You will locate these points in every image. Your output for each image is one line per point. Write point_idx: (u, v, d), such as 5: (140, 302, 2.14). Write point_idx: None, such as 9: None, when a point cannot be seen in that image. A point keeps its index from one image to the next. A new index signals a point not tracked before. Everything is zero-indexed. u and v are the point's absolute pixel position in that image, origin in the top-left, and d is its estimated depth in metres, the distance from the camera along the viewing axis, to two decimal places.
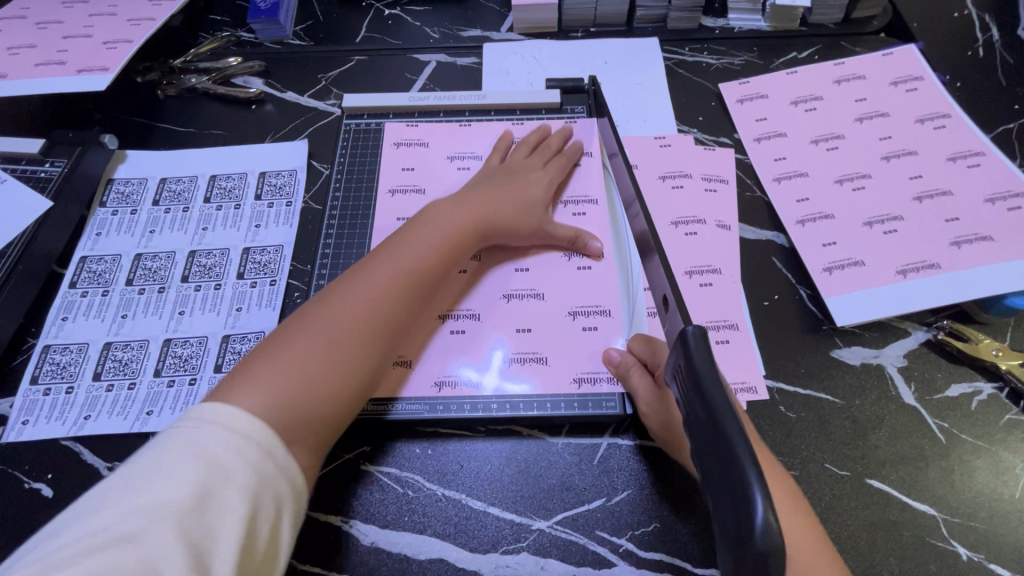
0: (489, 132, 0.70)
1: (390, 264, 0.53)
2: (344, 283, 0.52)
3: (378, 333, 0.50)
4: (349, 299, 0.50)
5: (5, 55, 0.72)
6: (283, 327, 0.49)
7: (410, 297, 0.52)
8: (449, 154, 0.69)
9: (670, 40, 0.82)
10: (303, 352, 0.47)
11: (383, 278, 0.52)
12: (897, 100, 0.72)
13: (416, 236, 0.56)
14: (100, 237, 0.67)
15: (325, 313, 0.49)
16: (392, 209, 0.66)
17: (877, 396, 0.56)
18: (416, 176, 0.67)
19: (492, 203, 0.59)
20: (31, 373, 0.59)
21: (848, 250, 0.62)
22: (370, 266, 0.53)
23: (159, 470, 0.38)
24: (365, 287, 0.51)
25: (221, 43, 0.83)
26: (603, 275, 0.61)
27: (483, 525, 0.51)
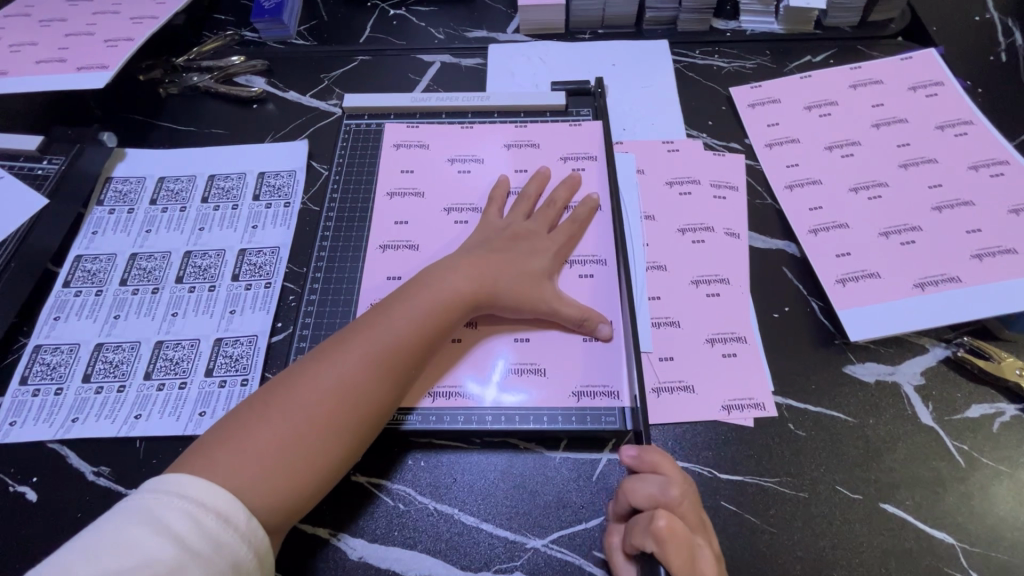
0: (492, 134, 0.69)
1: (364, 341, 0.49)
2: (325, 355, 0.49)
3: (353, 418, 0.47)
4: (326, 377, 0.47)
5: (7, 52, 0.72)
6: (252, 404, 0.47)
7: (387, 377, 0.49)
8: (450, 157, 0.67)
9: (680, 43, 0.80)
10: (271, 437, 0.45)
11: (357, 356, 0.49)
12: (917, 106, 0.69)
13: (393, 306, 0.52)
14: (96, 236, 0.67)
15: (294, 394, 0.47)
16: (391, 212, 0.64)
17: (891, 416, 0.53)
18: (416, 179, 0.66)
19: (495, 271, 0.55)
20: (21, 373, 0.58)
21: (863, 261, 0.59)
22: (343, 342, 0.50)
23: (114, 541, 0.38)
24: (342, 366, 0.48)
25: (225, 42, 0.82)
26: (604, 284, 0.59)
27: (475, 542, 0.49)
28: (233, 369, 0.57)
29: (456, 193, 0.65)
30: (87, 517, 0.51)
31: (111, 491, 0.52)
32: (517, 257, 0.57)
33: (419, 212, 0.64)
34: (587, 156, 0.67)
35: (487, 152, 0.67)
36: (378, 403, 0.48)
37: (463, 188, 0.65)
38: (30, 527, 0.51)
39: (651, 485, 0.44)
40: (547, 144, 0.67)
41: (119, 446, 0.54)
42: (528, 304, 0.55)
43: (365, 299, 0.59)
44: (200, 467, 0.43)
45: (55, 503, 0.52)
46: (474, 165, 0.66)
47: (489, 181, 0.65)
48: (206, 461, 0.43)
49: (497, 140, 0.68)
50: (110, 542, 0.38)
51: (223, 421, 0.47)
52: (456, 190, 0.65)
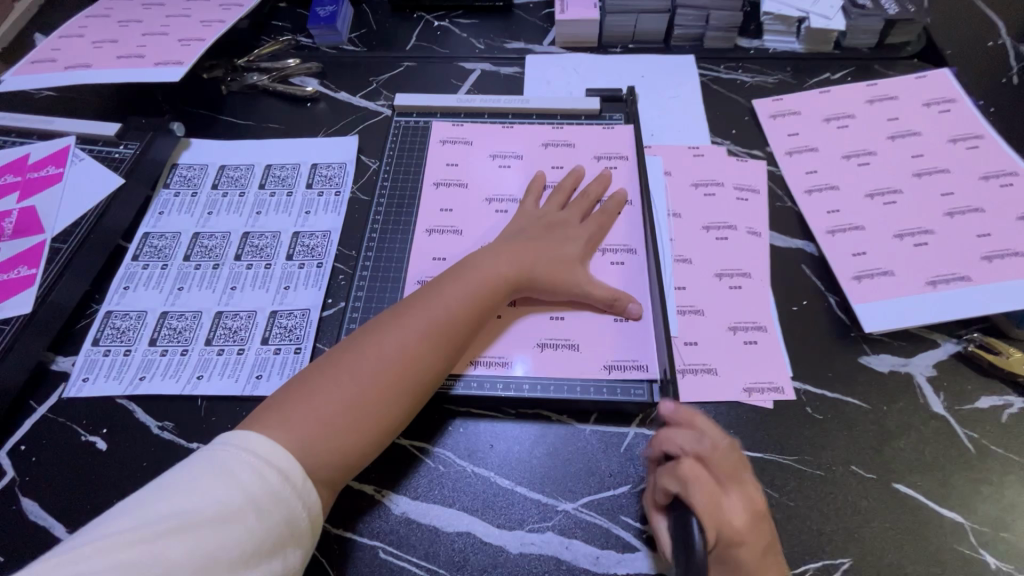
0: (530, 133, 0.74)
1: (419, 316, 0.54)
2: (382, 327, 0.53)
3: (412, 386, 0.51)
4: (383, 346, 0.52)
5: (91, 48, 0.79)
6: (317, 368, 0.51)
7: (442, 350, 0.54)
8: (491, 153, 0.72)
9: (705, 58, 0.86)
10: (339, 399, 0.49)
11: (415, 329, 0.53)
12: (931, 121, 0.74)
13: (445, 286, 0.56)
14: (162, 216, 0.72)
15: (358, 361, 0.51)
16: (436, 200, 0.69)
17: (904, 403, 0.56)
18: (459, 171, 0.71)
19: (533, 256, 0.59)
20: (93, 335, 0.63)
21: (878, 260, 0.63)
22: (398, 316, 0.54)
23: (185, 485, 0.41)
24: (398, 338, 0.52)
25: (282, 47, 0.89)
26: (635, 271, 0.63)
27: (510, 504, 0.52)
28: (287, 338, 0.62)
29: (496, 186, 0.70)
30: (153, 467, 0.56)
31: (174, 444, 0.57)
32: (552, 245, 0.61)
33: (462, 201, 0.69)
34: (618, 155, 0.71)
35: (526, 149, 0.72)
36: (433, 373, 0.53)
37: (503, 180, 0.70)
38: (100, 473, 0.55)
39: (683, 438, 0.48)
40: (581, 145, 0.72)
41: (182, 404, 0.59)
42: (564, 286, 0.59)
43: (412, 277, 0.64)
44: (273, 422, 0.47)
45: (123, 453, 0.56)
46: (513, 160, 0.72)
47: (528, 175, 0.70)
48: (280, 417, 0.47)
49: (533, 138, 0.73)
50: (181, 486, 0.41)
51: (289, 382, 0.51)
52: (496, 181, 0.70)
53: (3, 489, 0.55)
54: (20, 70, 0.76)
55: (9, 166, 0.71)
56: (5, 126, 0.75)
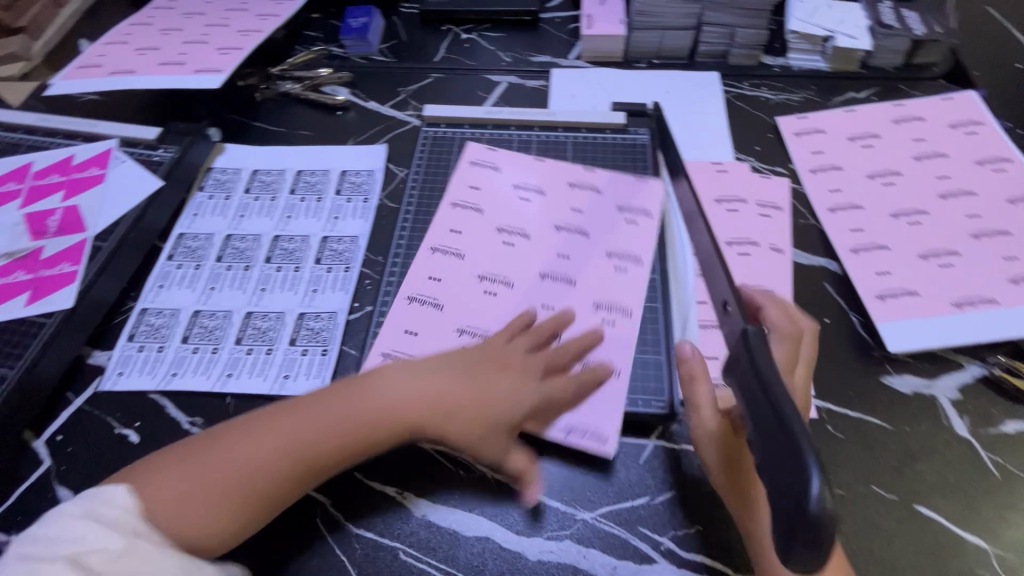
0: (566, 173, 0.72)
1: (312, 429, 0.49)
2: (279, 421, 0.49)
3: (258, 497, 0.47)
4: (263, 448, 0.48)
5: (134, 55, 0.82)
6: (198, 443, 0.49)
7: (311, 471, 0.49)
8: (512, 180, 0.72)
9: (730, 75, 0.87)
10: (194, 490, 0.46)
11: (284, 444, 0.48)
12: (957, 142, 0.74)
13: (349, 399, 0.50)
14: (197, 217, 0.75)
15: (226, 457, 0.47)
16: (446, 220, 0.70)
17: (927, 425, 0.56)
18: (480, 194, 0.71)
19: (461, 390, 0.51)
20: (129, 331, 0.65)
21: (902, 281, 0.63)
22: (300, 414, 0.50)
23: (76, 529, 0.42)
24: (280, 448, 0.48)
25: (315, 56, 0.92)
26: (623, 335, 0.60)
27: (529, 511, 0.53)
28: (314, 340, 0.64)
29: (508, 218, 0.69)
30: None
31: None
32: (495, 377, 0.53)
33: (474, 224, 0.69)
34: (644, 212, 0.68)
35: (559, 189, 0.71)
36: (287, 488, 0.48)
37: (516, 215, 0.69)
38: (132, 465, 0.57)
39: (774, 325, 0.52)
40: (606, 159, 0.74)
41: (212, 401, 0.61)
42: (473, 417, 0.50)
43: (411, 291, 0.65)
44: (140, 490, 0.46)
45: (154, 446, 0.58)
46: (534, 196, 0.71)
47: (543, 220, 0.69)
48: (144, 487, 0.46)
49: (564, 179, 0.72)
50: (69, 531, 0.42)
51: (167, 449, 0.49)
52: (512, 213, 0.70)
53: (40, 477, 0.57)
54: (68, 75, 0.79)
55: (55, 167, 0.74)
56: (52, 128, 0.78)
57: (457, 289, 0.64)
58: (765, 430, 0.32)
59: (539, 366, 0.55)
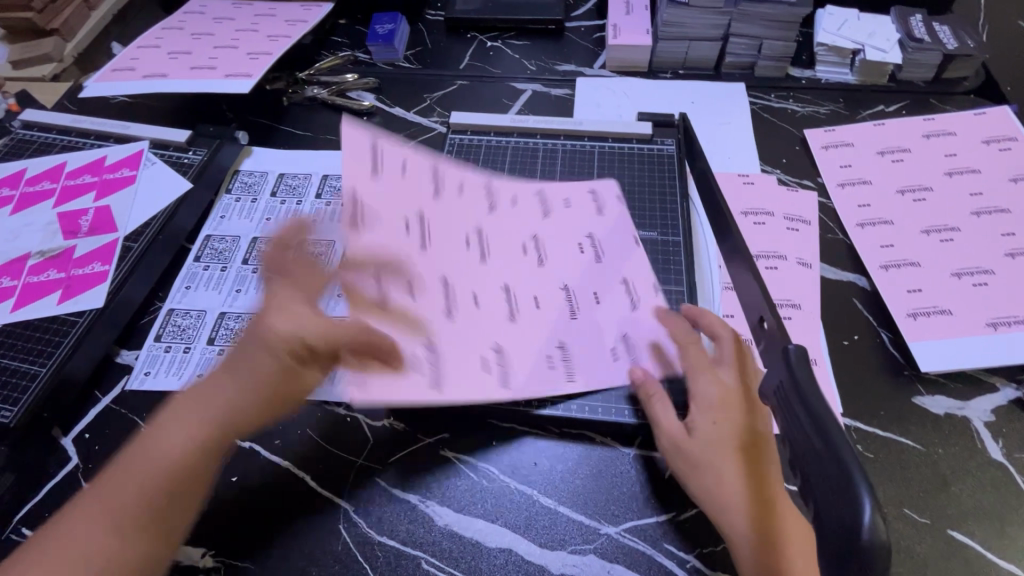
0: (620, 235, 0.64)
1: (130, 483, 0.44)
2: (85, 507, 0.43)
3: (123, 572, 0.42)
4: (82, 535, 0.42)
5: (166, 59, 0.84)
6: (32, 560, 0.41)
7: (149, 523, 0.44)
8: (538, 199, 0.66)
9: (756, 87, 0.86)
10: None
11: (101, 517, 0.43)
12: (990, 158, 0.72)
13: (159, 435, 0.46)
14: (224, 219, 0.75)
15: (62, 558, 0.41)
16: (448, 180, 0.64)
17: (960, 448, 0.55)
18: (507, 189, 0.65)
19: (196, 398, 0.47)
20: (156, 331, 0.66)
21: (934, 299, 0.62)
22: (109, 489, 0.44)
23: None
24: (99, 521, 0.43)
25: (341, 62, 0.93)
26: (598, 348, 0.56)
27: (553, 523, 0.53)
28: None
29: (501, 241, 0.62)
30: None
31: None
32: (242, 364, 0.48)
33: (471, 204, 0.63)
34: (674, 252, 0.65)
35: (608, 249, 0.63)
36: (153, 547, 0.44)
37: (503, 249, 0.61)
38: None
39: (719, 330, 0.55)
40: (632, 167, 0.73)
41: None
42: (248, 407, 0.47)
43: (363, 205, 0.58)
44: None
45: None
46: (559, 246, 0.62)
47: (544, 277, 0.60)
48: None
49: (604, 235, 0.64)
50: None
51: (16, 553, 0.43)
52: (507, 241, 0.62)
53: (68, 474, 0.58)
54: (102, 78, 0.81)
55: (87, 168, 0.75)
56: (85, 129, 0.79)
57: (392, 233, 0.58)
58: (813, 456, 0.32)
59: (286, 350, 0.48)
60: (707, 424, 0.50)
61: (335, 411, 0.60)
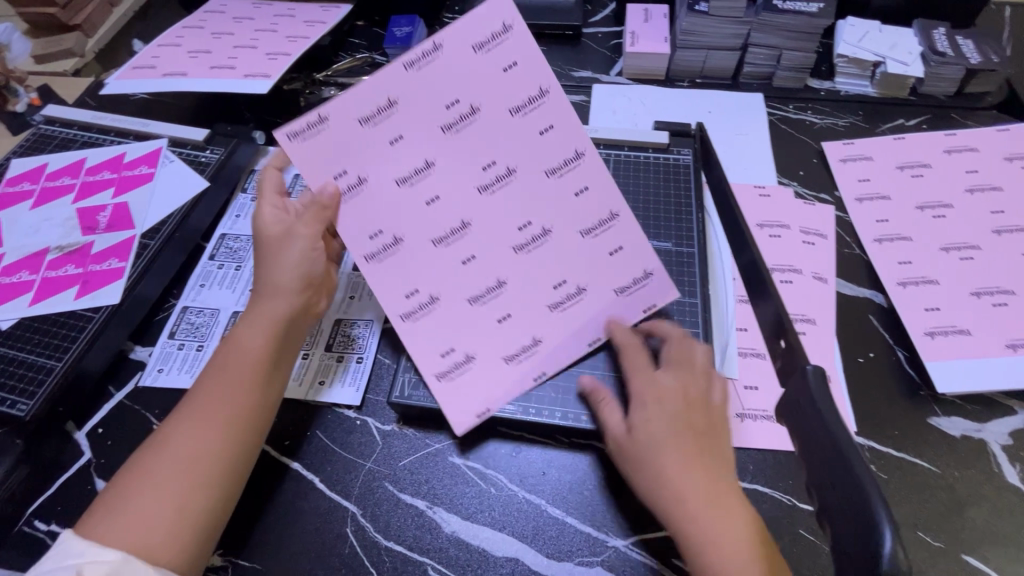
0: (611, 315, 0.57)
1: (231, 369, 0.52)
2: (197, 402, 0.50)
3: (228, 468, 0.49)
4: (199, 421, 0.49)
5: (186, 57, 0.84)
6: (124, 483, 0.46)
7: (236, 423, 0.50)
8: (606, 218, 0.55)
9: (774, 97, 0.86)
10: (156, 508, 0.45)
11: (217, 402, 0.50)
12: (1013, 176, 0.71)
13: (228, 347, 0.53)
14: (239, 218, 0.76)
15: (162, 466, 0.47)
16: (540, 108, 0.52)
17: (977, 470, 0.54)
18: (581, 173, 0.54)
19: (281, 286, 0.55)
20: (170, 328, 0.67)
21: (952, 317, 0.61)
22: (219, 378, 0.51)
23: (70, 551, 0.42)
24: (210, 407, 0.50)
25: (358, 64, 0.93)
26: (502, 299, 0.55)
27: (561, 534, 0.52)
28: (350, 346, 0.64)
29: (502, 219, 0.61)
30: None
31: None
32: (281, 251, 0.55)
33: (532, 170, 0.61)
34: (689, 261, 0.65)
35: (582, 308, 0.57)
36: (246, 447, 0.50)
37: (498, 214, 0.53)
38: None
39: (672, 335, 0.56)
40: (648, 176, 0.72)
41: None
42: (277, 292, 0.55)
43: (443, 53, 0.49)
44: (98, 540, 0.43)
45: None
46: (535, 264, 0.55)
47: (486, 255, 0.54)
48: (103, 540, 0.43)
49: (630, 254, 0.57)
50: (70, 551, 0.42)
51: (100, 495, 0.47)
52: (507, 210, 0.53)
53: (81, 468, 0.58)
54: (124, 75, 0.82)
55: (107, 164, 0.76)
56: (104, 126, 0.80)
57: (428, 100, 0.50)
58: (838, 483, 0.31)
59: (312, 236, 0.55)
60: (645, 420, 0.50)
61: (346, 414, 0.60)
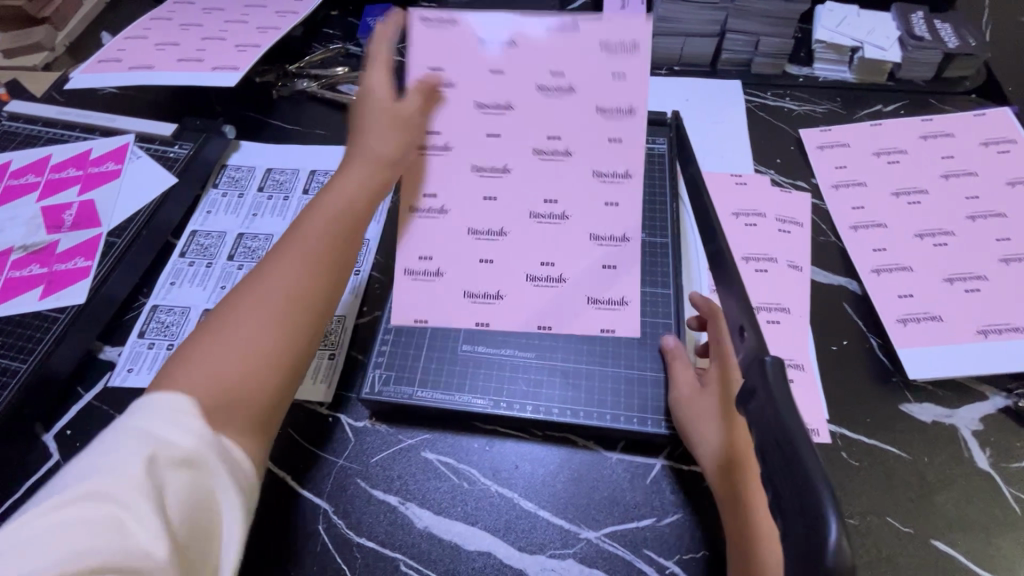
0: (569, 314, 0.52)
1: (308, 241, 0.46)
2: (272, 270, 0.44)
3: (299, 338, 0.43)
4: (272, 288, 0.43)
5: (153, 50, 0.83)
6: (195, 345, 0.42)
7: (311, 291, 0.44)
8: (619, 232, 0.51)
9: (751, 84, 0.85)
10: (225, 377, 0.40)
11: (296, 276, 0.44)
12: (988, 160, 0.71)
13: (310, 217, 0.47)
14: (210, 215, 0.75)
15: (235, 325, 0.42)
16: (623, 120, 0.48)
17: (947, 456, 0.54)
18: (621, 190, 0.50)
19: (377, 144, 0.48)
20: (139, 328, 0.65)
21: (925, 304, 0.61)
22: (290, 251, 0.45)
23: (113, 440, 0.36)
24: (285, 277, 0.44)
25: (331, 54, 0.91)
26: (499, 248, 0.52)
27: (533, 527, 0.52)
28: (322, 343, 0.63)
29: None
30: None
31: None
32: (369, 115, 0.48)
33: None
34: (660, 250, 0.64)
35: (553, 299, 0.52)
36: (319, 321, 0.45)
37: (526, 181, 0.50)
38: None
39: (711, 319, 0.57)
40: None
41: None
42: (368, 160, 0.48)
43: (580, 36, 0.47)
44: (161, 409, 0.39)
45: None
46: (535, 233, 0.51)
47: (506, 206, 0.51)
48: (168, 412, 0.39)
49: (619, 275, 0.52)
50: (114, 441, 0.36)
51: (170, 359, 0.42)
52: (542, 180, 0.50)
53: (48, 471, 0.57)
54: (88, 69, 0.80)
55: (72, 161, 0.74)
56: (70, 122, 0.78)
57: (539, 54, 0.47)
58: (788, 475, 0.31)
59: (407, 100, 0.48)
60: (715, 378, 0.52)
61: (318, 411, 0.59)
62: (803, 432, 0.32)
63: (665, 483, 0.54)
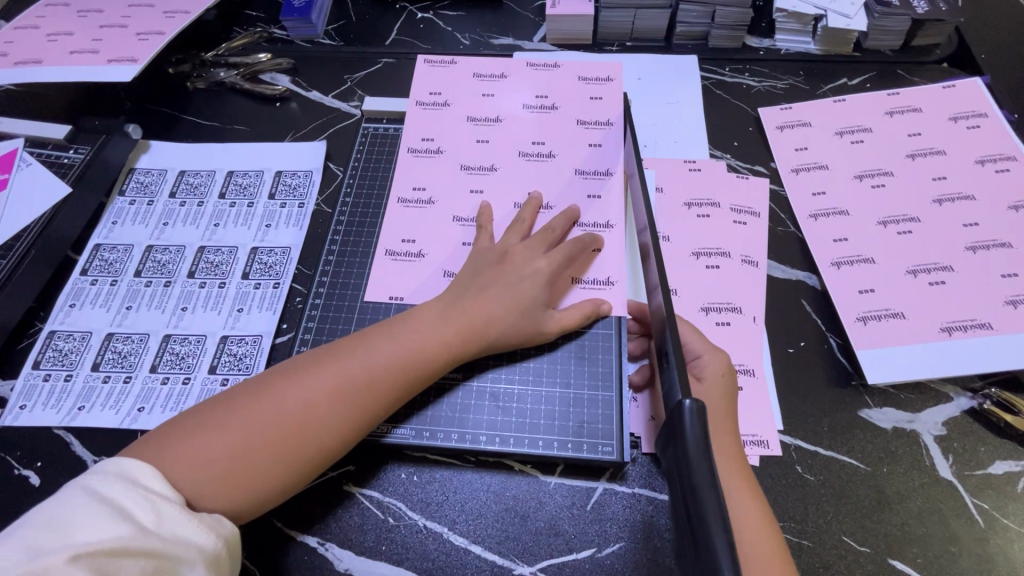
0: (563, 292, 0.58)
1: (352, 363, 0.49)
2: (315, 370, 0.48)
3: (306, 444, 0.46)
4: (295, 390, 0.47)
5: (44, 41, 0.74)
6: (232, 397, 0.47)
7: (343, 412, 0.47)
8: (604, 225, 0.61)
9: (710, 59, 0.78)
10: (222, 445, 0.44)
11: (328, 385, 0.47)
12: (956, 137, 0.66)
13: (359, 346, 0.50)
14: (116, 226, 0.68)
15: (248, 417, 0.45)
16: (606, 181, 0.64)
17: (907, 465, 0.51)
18: (609, 213, 0.62)
19: (476, 309, 0.53)
20: (34, 358, 0.59)
21: (887, 299, 0.57)
22: (337, 356, 0.49)
23: (68, 512, 0.37)
24: (314, 385, 0.47)
25: (253, 39, 0.83)
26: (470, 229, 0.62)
27: (463, 564, 0.48)
28: (236, 367, 0.58)
29: (493, 197, 0.64)
30: None
31: None
32: (512, 284, 0.54)
33: (547, 174, 0.65)
34: (608, 220, 0.62)
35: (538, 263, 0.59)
36: (337, 439, 0.47)
37: (506, 183, 0.65)
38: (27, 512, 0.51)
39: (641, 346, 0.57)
40: (563, 155, 0.66)
41: (121, 437, 0.55)
42: (409, 373, 0.50)
43: (609, 173, 0.64)
44: (153, 455, 0.43)
45: (55, 490, 0.53)
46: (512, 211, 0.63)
47: (491, 195, 0.64)
48: (156, 456, 0.43)
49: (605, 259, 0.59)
50: (68, 512, 0.37)
51: (216, 396, 0.48)
52: (522, 181, 0.65)
53: None
54: None
55: None
56: None
57: (558, 149, 0.66)
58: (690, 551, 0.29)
59: (541, 244, 0.58)
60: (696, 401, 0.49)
61: None
62: (720, 524, 0.28)
63: (606, 510, 0.49)
